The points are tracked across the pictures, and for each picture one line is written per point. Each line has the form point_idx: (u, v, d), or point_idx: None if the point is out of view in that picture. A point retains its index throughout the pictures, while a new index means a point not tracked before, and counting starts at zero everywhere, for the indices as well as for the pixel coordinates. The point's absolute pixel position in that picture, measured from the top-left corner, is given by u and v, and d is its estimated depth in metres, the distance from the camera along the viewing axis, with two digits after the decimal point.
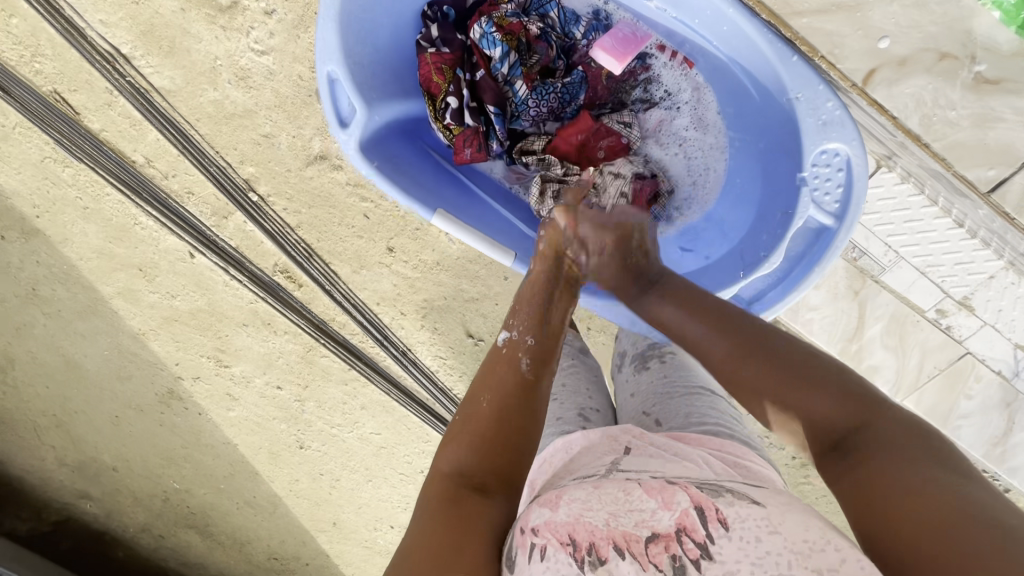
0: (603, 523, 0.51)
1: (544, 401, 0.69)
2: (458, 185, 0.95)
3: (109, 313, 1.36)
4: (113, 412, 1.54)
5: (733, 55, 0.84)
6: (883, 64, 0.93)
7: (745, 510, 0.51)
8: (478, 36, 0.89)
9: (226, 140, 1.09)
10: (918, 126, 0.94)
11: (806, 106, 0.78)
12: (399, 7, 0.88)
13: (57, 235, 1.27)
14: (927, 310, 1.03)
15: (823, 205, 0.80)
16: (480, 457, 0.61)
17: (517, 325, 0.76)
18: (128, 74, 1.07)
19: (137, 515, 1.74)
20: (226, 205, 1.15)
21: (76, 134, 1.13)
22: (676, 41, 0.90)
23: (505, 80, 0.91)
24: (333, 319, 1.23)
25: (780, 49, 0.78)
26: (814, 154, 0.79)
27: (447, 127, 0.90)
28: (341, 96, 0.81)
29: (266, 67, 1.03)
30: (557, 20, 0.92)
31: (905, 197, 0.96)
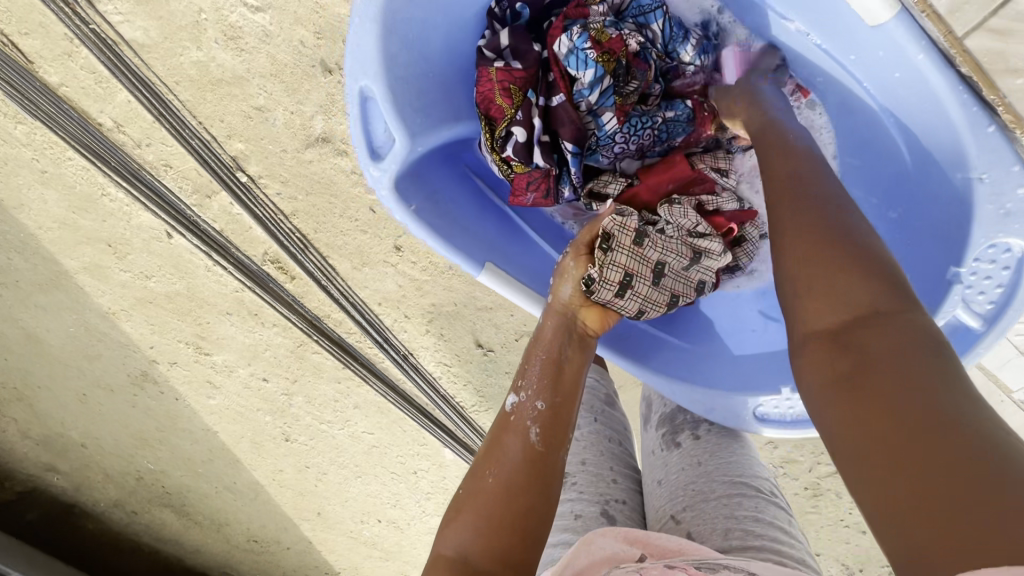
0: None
1: (560, 477, 0.57)
2: (504, 221, 0.82)
3: (74, 289, 1.22)
4: (80, 390, 1.42)
5: (893, 106, 0.71)
6: None
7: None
8: (565, 50, 0.71)
9: (211, 109, 0.93)
10: None
11: (988, 189, 0.64)
12: (456, 3, 0.71)
13: (11, 200, 1.11)
14: (1015, 390, 0.88)
15: (973, 304, 0.68)
16: (487, 545, 0.50)
17: (525, 385, 0.63)
18: (92, 21, 0.89)
19: (107, 491, 1.65)
20: (209, 183, 1.00)
21: (28, 86, 0.95)
22: (803, 72, 0.76)
23: (590, 109, 0.74)
24: (328, 316, 1.12)
25: (975, 113, 0.63)
26: (980, 248, 0.66)
27: (506, 160, 0.75)
28: (375, 118, 0.68)
29: (261, 28, 0.86)
30: (659, 34, 0.75)
31: None
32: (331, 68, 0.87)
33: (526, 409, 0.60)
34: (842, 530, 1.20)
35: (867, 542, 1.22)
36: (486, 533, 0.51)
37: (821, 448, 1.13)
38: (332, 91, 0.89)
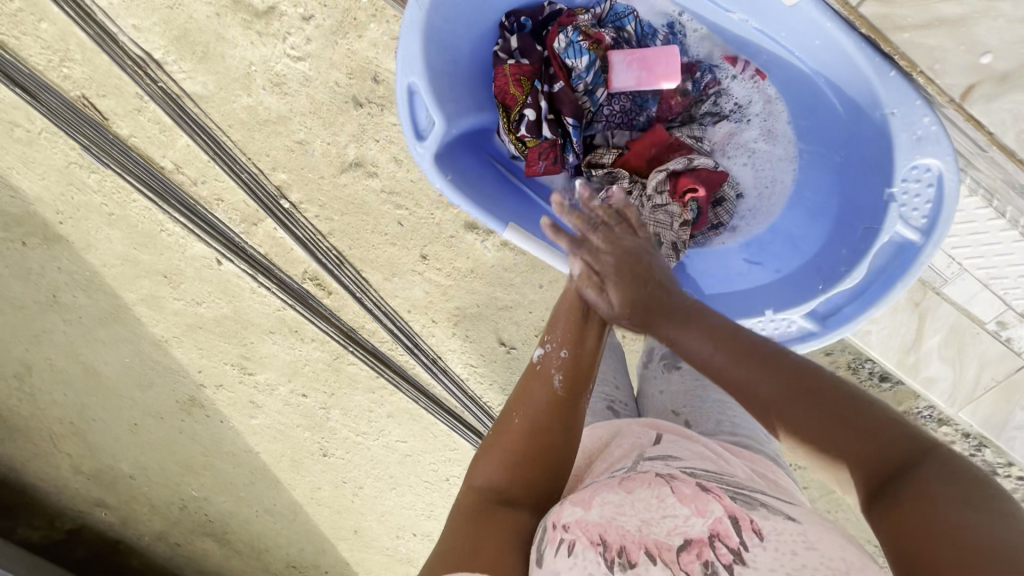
0: (636, 528, 0.49)
1: (581, 418, 0.65)
2: (520, 196, 0.92)
3: (132, 320, 1.34)
4: (132, 420, 1.52)
5: (821, 69, 0.81)
6: (982, 81, 0.82)
7: (782, 525, 0.48)
8: (562, 45, 0.84)
9: (259, 146, 1.07)
10: (1014, 142, 0.84)
11: (901, 121, 0.75)
12: (478, 19, 0.85)
13: (81, 242, 1.26)
14: (986, 321, 0.99)
15: (910, 220, 0.77)
16: (511, 475, 0.59)
17: (550, 339, 0.72)
18: (159, 79, 1.04)
19: (153, 524, 1.72)
20: (256, 211, 1.13)
21: (103, 139, 1.11)
22: (749, 51, 0.86)
23: (586, 90, 0.87)
24: (362, 326, 1.22)
25: (879, 64, 0.75)
26: (905, 169, 0.76)
27: (521, 139, 0.86)
28: (418, 109, 0.78)
29: (302, 74, 1.01)
30: (634, 34, 0.87)
31: (970, 210, 0.88)
32: (362, 102, 1.01)
33: (551, 358, 0.69)
34: None
35: None
36: (512, 465, 0.60)
37: None
38: (363, 122, 1.03)
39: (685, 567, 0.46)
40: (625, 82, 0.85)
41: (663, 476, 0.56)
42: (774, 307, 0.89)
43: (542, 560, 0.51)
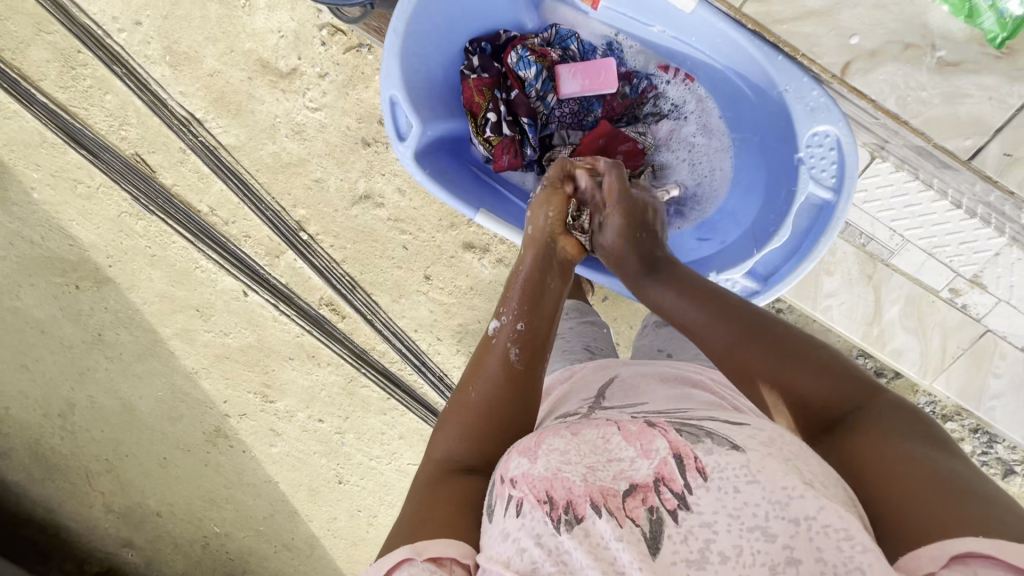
0: (580, 479, 0.49)
1: (535, 387, 0.69)
2: (494, 194, 0.99)
3: (167, 354, 1.46)
4: (162, 454, 1.60)
5: (730, 64, 0.91)
6: (855, 57, 0.96)
7: (726, 457, 0.49)
8: (514, 60, 0.94)
9: (281, 186, 1.22)
10: (895, 107, 0.97)
11: (794, 96, 0.85)
12: (448, 45, 0.94)
13: (126, 282, 1.40)
14: (940, 290, 1.05)
15: (821, 180, 0.85)
16: (467, 449, 0.63)
17: (505, 312, 0.76)
18: (200, 134, 1.22)
19: (175, 565, 1.73)
20: (278, 245, 1.26)
21: (150, 189, 1.28)
22: (678, 60, 0.97)
23: (538, 96, 0.96)
24: (373, 348, 1.31)
25: (766, 51, 0.86)
26: (807, 136, 0.85)
27: (487, 139, 0.96)
28: (399, 115, 0.87)
29: (318, 121, 1.17)
30: (577, 51, 0.97)
31: (901, 183, 1.00)
32: (369, 142, 1.17)
33: (507, 331, 0.73)
34: None
35: None
36: (468, 441, 0.63)
37: None
38: (371, 159, 1.18)
39: (631, 514, 0.47)
40: (572, 90, 0.96)
41: (613, 421, 0.56)
42: (717, 270, 0.93)
43: (492, 516, 0.53)
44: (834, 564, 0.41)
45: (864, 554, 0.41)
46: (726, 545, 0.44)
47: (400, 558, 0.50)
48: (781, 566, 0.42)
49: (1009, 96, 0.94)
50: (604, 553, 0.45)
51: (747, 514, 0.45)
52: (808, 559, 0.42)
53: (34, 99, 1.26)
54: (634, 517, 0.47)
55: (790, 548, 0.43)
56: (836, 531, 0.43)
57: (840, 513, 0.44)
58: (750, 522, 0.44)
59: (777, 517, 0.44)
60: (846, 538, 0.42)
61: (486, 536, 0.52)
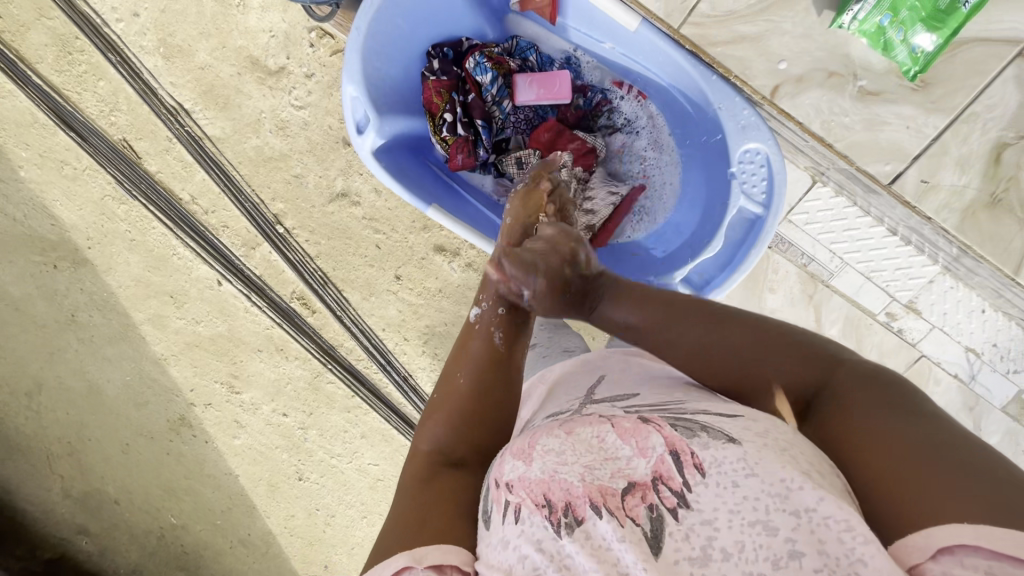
0: (579, 479, 0.51)
1: (519, 370, 0.73)
2: (454, 193, 1.03)
3: (138, 339, 1.47)
4: (125, 440, 1.60)
5: (671, 81, 0.96)
6: (783, 82, 1.03)
7: (723, 452, 0.49)
8: (471, 65, 0.98)
9: (262, 179, 1.25)
10: (819, 130, 1.04)
11: (726, 113, 0.90)
12: (410, 48, 0.98)
13: (103, 264, 1.42)
14: (878, 312, 1.10)
15: (752, 195, 0.89)
16: (454, 434, 0.65)
17: (485, 298, 0.78)
18: (187, 125, 1.26)
19: (128, 556, 1.70)
20: (255, 236, 1.29)
21: (135, 174, 1.31)
22: (630, 77, 1.01)
23: (494, 101, 0.99)
24: (341, 344, 1.32)
25: (702, 70, 0.91)
26: (739, 153, 0.90)
27: (444, 139, 0.99)
28: (357, 107, 0.91)
29: (302, 119, 1.21)
30: (535, 63, 1.02)
31: (841, 208, 1.05)
32: (350, 142, 1.20)
33: (491, 317, 0.75)
34: None
35: None
36: (456, 426, 0.66)
37: None
38: (350, 158, 1.21)
39: (631, 513, 0.48)
40: (527, 98, 0.99)
41: (606, 418, 0.59)
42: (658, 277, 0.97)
43: (491, 525, 0.54)
44: (836, 555, 0.42)
45: (865, 545, 0.41)
46: (727, 541, 0.44)
47: (400, 566, 0.52)
48: (782, 559, 0.42)
49: (925, 126, 1.01)
50: (607, 555, 0.46)
51: (746, 508, 0.45)
52: (811, 550, 0.42)
53: (29, 80, 1.30)
54: (633, 516, 0.48)
55: (791, 541, 0.43)
56: (836, 522, 0.43)
57: (840, 503, 0.44)
58: (750, 516, 0.45)
59: (778, 510, 0.44)
60: (846, 528, 0.42)
61: (483, 541, 0.54)
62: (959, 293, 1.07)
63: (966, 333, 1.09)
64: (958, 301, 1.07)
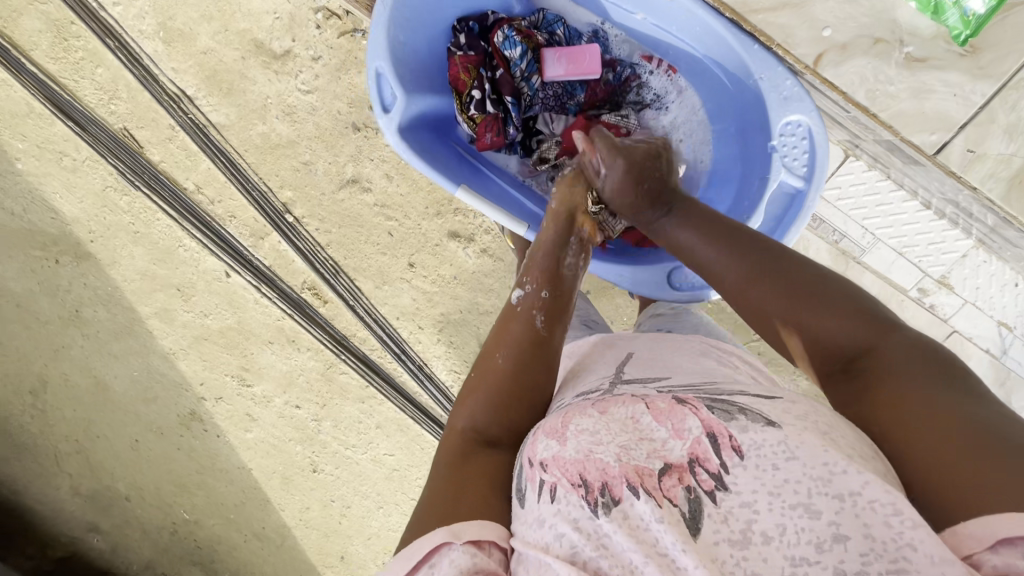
0: (615, 459, 0.51)
1: (557, 354, 0.71)
2: (478, 174, 1.01)
3: (145, 333, 1.45)
4: (134, 436, 1.58)
5: (707, 53, 0.92)
6: (827, 49, 1.00)
7: (762, 435, 0.50)
8: (500, 40, 0.95)
9: (269, 167, 1.23)
10: (864, 100, 1.01)
11: (769, 84, 0.88)
12: (436, 23, 0.96)
13: (107, 259, 1.39)
14: (909, 289, 1.12)
15: (793, 169, 0.88)
16: (492, 412, 0.64)
17: (528, 281, 0.77)
18: (190, 112, 1.22)
19: (141, 552, 1.69)
20: (264, 226, 1.26)
21: (137, 164, 1.28)
22: (661, 51, 0.98)
23: (523, 76, 0.97)
24: (354, 334, 1.30)
25: (742, 39, 0.87)
26: (781, 125, 0.88)
27: (470, 117, 0.97)
28: (385, 87, 0.88)
29: (309, 104, 1.18)
30: (563, 36, 0.99)
31: (873, 182, 1.04)
32: (359, 127, 1.18)
33: (533, 300, 0.74)
34: None
35: None
36: (493, 405, 0.64)
37: None
38: (360, 143, 1.18)
39: (668, 493, 0.49)
40: (556, 74, 0.97)
41: (639, 397, 0.58)
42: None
43: (524, 502, 0.54)
44: (883, 540, 0.43)
45: (913, 530, 0.43)
46: (768, 523, 0.45)
47: (439, 542, 0.51)
48: (825, 541, 0.43)
49: (972, 94, 1.00)
50: (644, 535, 0.47)
51: (787, 490, 0.46)
52: (856, 535, 0.43)
53: (23, 67, 1.26)
54: (671, 497, 0.49)
55: (836, 525, 0.43)
56: (883, 506, 0.44)
57: (884, 488, 0.45)
58: (792, 499, 0.45)
59: (820, 493, 0.45)
60: (894, 513, 0.43)
61: (519, 519, 0.54)
62: (992, 267, 1.07)
63: (998, 307, 1.10)
64: (990, 275, 1.08)
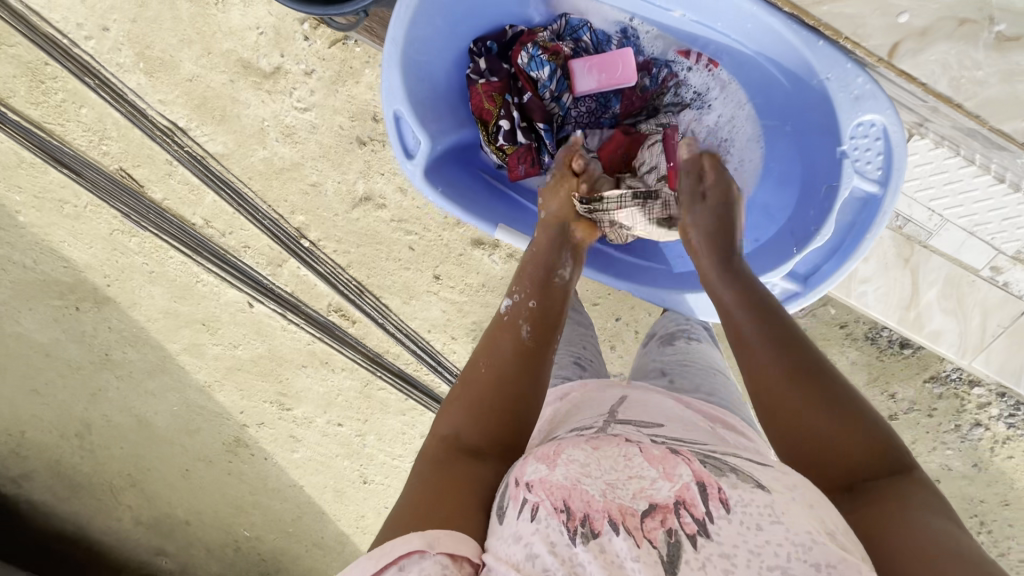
0: (599, 493, 0.49)
1: (544, 367, 0.68)
2: (508, 202, 0.98)
3: (177, 369, 1.44)
4: (184, 466, 1.60)
5: (761, 49, 0.85)
6: (905, 36, 0.88)
7: (749, 495, 0.48)
8: (524, 61, 0.90)
9: (277, 193, 1.17)
10: (947, 89, 0.90)
11: (838, 84, 0.80)
12: (452, 47, 0.91)
13: (127, 301, 1.37)
14: (980, 269, 1.05)
15: (866, 173, 0.82)
16: (472, 421, 0.61)
17: (518, 291, 0.76)
18: (185, 144, 1.16)
19: (210, 568, 1.76)
20: (280, 253, 1.22)
21: (140, 205, 1.23)
22: (700, 45, 0.90)
23: (552, 97, 0.92)
24: (387, 351, 1.28)
25: (805, 36, 0.80)
26: (851, 127, 0.81)
27: (500, 147, 0.93)
28: (406, 131, 0.86)
29: (309, 122, 1.11)
30: (590, 42, 0.91)
31: (941, 161, 0.95)
32: (365, 141, 1.11)
33: (520, 308, 0.73)
34: None
35: (952, 489, 1.23)
36: (476, 416, 0.61)
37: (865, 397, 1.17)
38: (367, 158, 1.12)
39: (648, 534, 0.46)
40: (588, 87, 0.92)
41: (633, 441, 0.56)
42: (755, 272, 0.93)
43: (502, 517, 0.51)
44: None
45: None
46: None
47: (411, 548, 0.47)
48: None
49: None
50: (619, 573, 0.44)
51: (768, 552, 0.44)
52: None
53: (5, 117, 1.19)
54: (651, 539, 0.46)
55: None
56: None
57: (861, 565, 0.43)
58: (770, 561, 0.43)
59: (799, 558, 0.43)
60: None
61: (494, 534, 0.50)
62: None
63: None
64: None
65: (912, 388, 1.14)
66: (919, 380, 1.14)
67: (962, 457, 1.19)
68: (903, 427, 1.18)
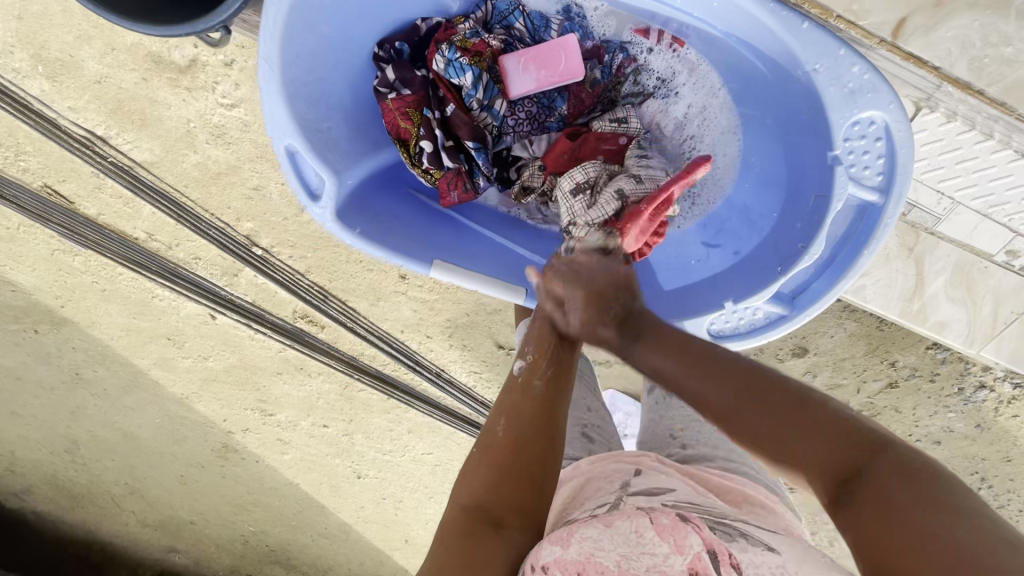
0: (614, 564, 0.44)
1: (563, 427, 0.61)
2: (454, 226, 0.90)
3: (151, 383, 1.39)
4: (179, 472, 1.59)
5: (735, 31, 0.77)
6: (914, 11, 0.82)
7: (761, 557, 0.43)
8: (443, 66, 0.83)
9: (218, 201, 1.08)
10: (967, 72, 0.85)
11: (827, 75, 0.71)
12: (347, 57, 0.81)
13: (85, 320, 1.29)
14: (995, 254, 0.98)
15: (863, 179, 0.74)
16: (500, 490, 0.54)
17: (528, 350, 0.68)
18: (109, 155, 1.05)
19: (222, 561, 1.78)
20: (233, 263, 1.14)
21: (75, 222, 1.13)
22: (661, 21, 0.83)
23: (482, 105, 0.86)
24: (362, 353, 1.22)
25: (787, 17, 0.70)
26: (846, 127, 0.73)
27: (427, 171, 0.86)
28: (305, 167, 0.75)
29: (239, 120, 1.00)
30: (524, 30, 0.86)
31: (953, 136, 0.88)
32: None
33: (533, 370, 0.65)
34: (917, 445, 1.17)
35: (949, 454, 1.18)
36: (505, 482, 0.55)
37: (863, 367, 1.11)
38: None
39: None
40: (525, 87, 0.85)
41: (643, 510, 0.50)
42: (734, 297, 0.85)
43: None
44: None
45: None
46: None
47: None
48: None
49: None
50: None
51: None
52: None
53: None
54: None
55: None
56: None
57: None
58: None
59: None
60: None
61: None
62: None
63: None
64: None
65: (914, 355, 1.08)
66: (921, 347, 1.07)
67: (965, 419, 1.13)
68: (904, 394, 1.12)
